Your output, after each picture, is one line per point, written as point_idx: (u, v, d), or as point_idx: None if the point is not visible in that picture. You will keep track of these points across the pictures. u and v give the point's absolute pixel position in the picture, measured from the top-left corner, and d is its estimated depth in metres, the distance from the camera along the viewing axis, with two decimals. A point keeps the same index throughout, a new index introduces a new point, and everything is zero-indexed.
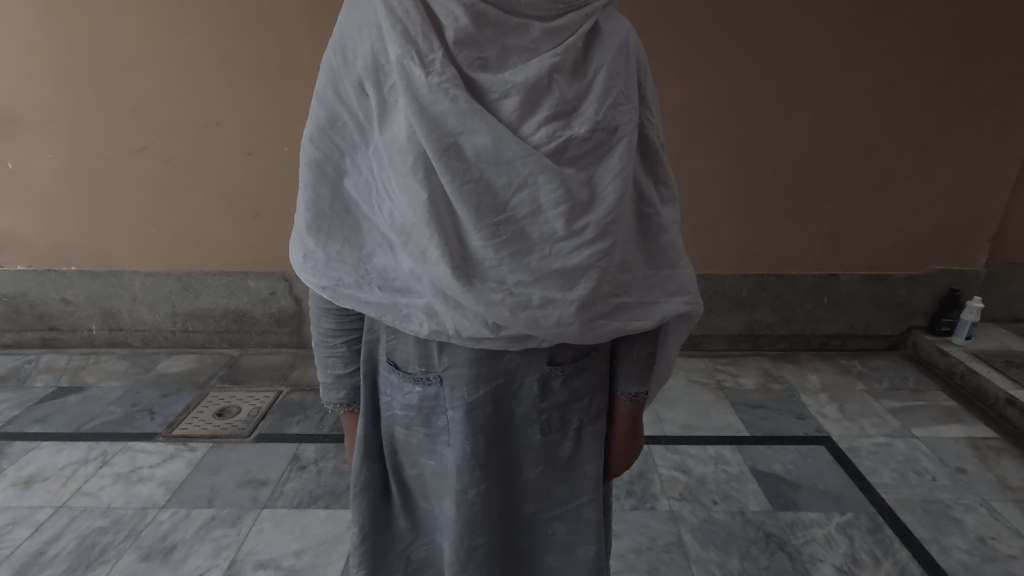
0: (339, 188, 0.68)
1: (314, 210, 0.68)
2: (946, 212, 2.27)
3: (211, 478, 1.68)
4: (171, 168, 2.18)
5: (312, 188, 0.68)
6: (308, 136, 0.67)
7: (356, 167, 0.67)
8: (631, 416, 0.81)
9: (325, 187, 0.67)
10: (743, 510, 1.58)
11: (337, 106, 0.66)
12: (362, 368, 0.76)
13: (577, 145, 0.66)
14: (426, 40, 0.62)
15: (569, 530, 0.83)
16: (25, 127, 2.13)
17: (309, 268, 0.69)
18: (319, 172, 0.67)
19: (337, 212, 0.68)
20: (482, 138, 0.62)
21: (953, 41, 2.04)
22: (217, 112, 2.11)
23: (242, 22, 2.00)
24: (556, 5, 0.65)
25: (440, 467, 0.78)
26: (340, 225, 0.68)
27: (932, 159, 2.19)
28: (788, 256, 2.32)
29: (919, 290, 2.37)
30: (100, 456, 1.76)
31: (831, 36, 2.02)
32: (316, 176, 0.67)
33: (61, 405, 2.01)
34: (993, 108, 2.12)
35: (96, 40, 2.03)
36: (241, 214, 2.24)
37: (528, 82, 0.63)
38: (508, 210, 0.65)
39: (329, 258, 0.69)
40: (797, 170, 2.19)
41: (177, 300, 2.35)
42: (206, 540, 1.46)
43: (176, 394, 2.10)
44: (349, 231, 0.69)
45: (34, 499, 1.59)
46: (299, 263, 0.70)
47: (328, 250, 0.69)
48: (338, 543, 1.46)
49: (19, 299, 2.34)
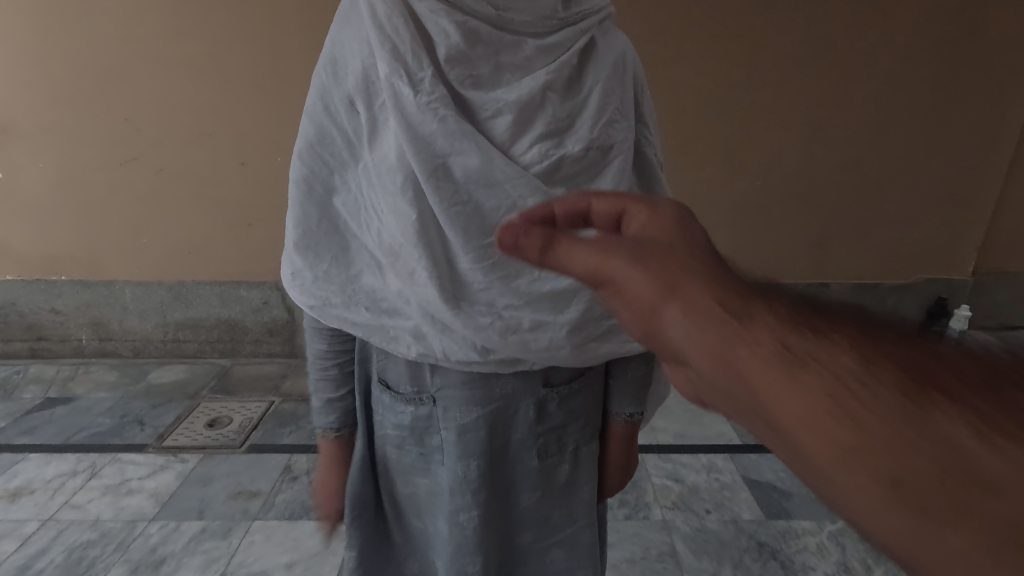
0: (330, 204, 0.68)
1: (299, 222, 0.68)
2: (934, 221, 2.31)
3: (201, 490, 1.66)
4: (163, 177, 2.18)
5: (300, 203, 0.67)
6: (297, 152, 0.67)
7: (345, 184, 0.68)
8: (627, 437, 0.82)
9: (314, 205, 0.67)
10: (736, 518, 1.58)
11: (326, 123, 0.66)
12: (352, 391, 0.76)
13: (570, 164, 0.67)
14: (415, 59, 0.63)
15: (567, 554, 0.82)
16: (14, 136, 2.12)
17: (297, 286, 0.69)
18: (307, 187, 0.67)
19: (325, 230, 0.68)
20: (470, 159, 0.64)
21: (936, 52, 2.08)
22: (209, 121, 2.11)
23: (235, 33, 2.01)
24: (549, 21, 0.68)
25: (434, 485, 0.77)
26: (329, 244, 0.68)
27: (919, 170, 2.23)
28: (780, 266, 2.33)
29: (908, 298, 2.41)
30: (89, 468, 1.75)
31: (820, 48, 2.05)
32: (304, 193, 0.67)
33: (49, 417, 1.99)
34: (977, 117, 2.16)
35: (89, 50, 2.03)
36: (233, 223, 2.24)
37: (520, 101, 0.65)
38: (496, 230, 0.66)
39: (316, 277, 0.68)
40: (787, 179, 2.22)
41: (168, 309, 2.33)
42: (196, 553, 1.45)
43: (167, 404, 2.08)
44: (337, 249, 0.69)
45: (21, 512, 1.57)
46: (288, 281, 0.70)
47: (316, 270, 0.68)
48: (329, 554, 1.45)
49: (8, 309, 2.32)
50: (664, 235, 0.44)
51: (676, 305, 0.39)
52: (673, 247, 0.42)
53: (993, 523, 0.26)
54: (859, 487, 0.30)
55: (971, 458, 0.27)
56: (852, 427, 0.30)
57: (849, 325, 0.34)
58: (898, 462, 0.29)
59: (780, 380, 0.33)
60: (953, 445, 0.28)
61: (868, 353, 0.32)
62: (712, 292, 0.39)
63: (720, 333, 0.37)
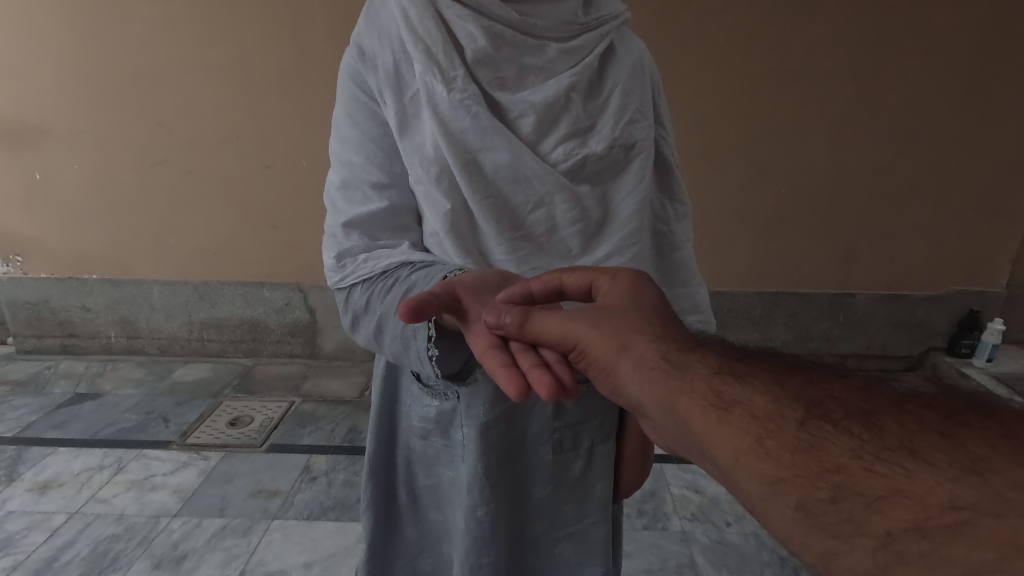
0: (378, 191, 0.64)
1: (350, 203, 0.63)
2: (965, 230, 2.24)
3: (223, 487, 1.69)
4: (192, 179, 2.23)
5: (339, 190, 0.64)
6: (340, 141, 0.65)
7: (382, 172, 0.65)
8: (642, 437, 0.82)
9: (357, 190, 0.63)
10: (757, 532, 1.55)
11: (363, 114, 0.65)
12: (400, 351, 0.62)
13: (594, 162, 0.67)
14: (447, 58, 0.63)
15: (576, 549, 0.82)
16: (52, 138, 2.19)
17: (348, 263, 0.63)
18: (360, 172, 0.64)
19: (379, 213, 0.63)
20: (500, 155, 0.64)
21: (970, 58, 2.02)
22: (236, 125, 2.15)
23: (262, 38, 2.05)
24: (570, 26, 0.69)
25: (454, 478, 0.77)
26: (385, 223, 0.64)
27: (950, 177, 2.17)
28: (802, 274, 2.29)
29: (938, 309, 2.34)
30: (115, 462, 1.78)
31: (849, 53, 2.01)
32: (347, 178, 0.64)
33: (78, 411, 2.04)
34: (1013, 123, 2.10)
35: (123, 56, 2.08)
36: (258, 224, 2.28)
37: (545, 101, 0.65)
38: (526, 226, 0.67)
39: (372, 246, 0.63)
40: (812, 185, 2.18)
41: (194, 308, 2.38)
42: (217, 550, 1.47)
43: (190, 402, 2.12)
44: (392, 231, 0.65)
45: (50, 504, 1.61)
46: (333, 262, 0.64)
47: (370, 242, 0.63)
48: (347, 556, 1.46)
49: (42, 306, 2.39)
50: (620, 303, 0.55)
51: (629, 361, 0.51)
52: (626, 312, 0.53)
53: (823, 504, 0.38)
54: (750, 482, 0.41)
55: (810, 461, 0.39)
56: (746, 443, 0.42)
57: (739, 371, 0.47)
58: (772, 465, 0.40)
59: (711, 422, 0.44)
60: (800, 454, 0.40)
61: (751, 392, 0.44)
62: (656, 349, 0.50)
63: (658, 377, 0.48)
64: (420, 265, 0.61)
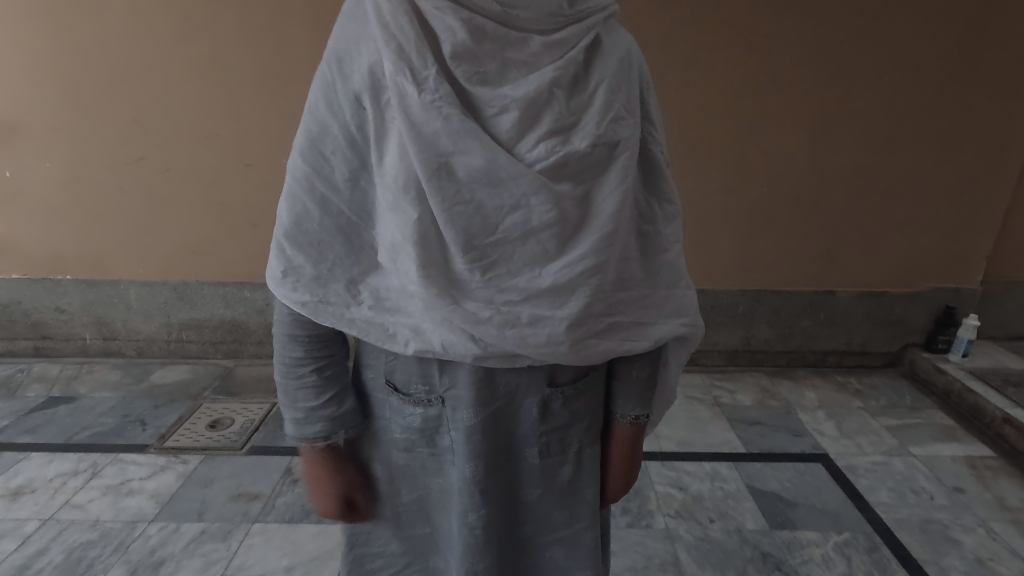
0: (323, 207, 0.65)
1: (298, 224, 0.65)
2: (943, 227, 2.28)
3: (203, 491, 1.66)
4: (170, 177, 2.18)
5: (294, 201, 0.64)
6: (297, 149, 0.64)
7: (351, 182, 0.65)
8: (628, 440, 0.81)
9: (314, 202, 0.64)
10: (740, 528, 1.57)
11: (328, 118, 0.64)
12: (279, 379, 0.70)
13: (577, 161, 0.67)
14: (419, 57, 0.62)
15: (567, 554, 0.82)
16: (23, 136, 2.13)
17: (290, 284, 0.66)
18: (308, 184, 0.64)
19: (327, 229, 0.65)
20: (474, 158, 0.63)
21: (948, 57, 2.06)
22: (215, 121, 2.12)
23: (243, 34, 2.02)
24: (556, 18, 0.67)
25: (446, 485, 0.77)
26: (335, 240, 0.66)
27: (929, 175, 2.20)
28: (786, 272, 2.32)
29: (916, 306, 2.37)
30: (90, 467, 1.74)
31: (830, 52, 2.04)
32: (305, 190, 0.64)
33: (52, 415, 1.99)
34: (990, 121, 2.14)
35: (98, 51, 2.03)
36: (237, 223, 2.24)
37: (527, 97, 0.64)
38: (500, 230, 0.66)
39: (318, 274, 0.66)
40: (795, 182, 2.20)
41: (173, 309, 2.34)
42: (195, 555, 1.44)
43: (169, 404, 2.08)
44: (341, 248, 0.66)
45: (22, 511, 1.57)
46: (277, 277, 0.67)
47: (318, 266, 0.66)
48: (330, 559, 1.45)
49: (14, 308, 2.33)
50: None
51: None
52: None
53: None
54: None
55: None
56: None
57: None
58: None
59: None
60: None
61: None
62: None
63: None
64: (331, 360, 0.71)
